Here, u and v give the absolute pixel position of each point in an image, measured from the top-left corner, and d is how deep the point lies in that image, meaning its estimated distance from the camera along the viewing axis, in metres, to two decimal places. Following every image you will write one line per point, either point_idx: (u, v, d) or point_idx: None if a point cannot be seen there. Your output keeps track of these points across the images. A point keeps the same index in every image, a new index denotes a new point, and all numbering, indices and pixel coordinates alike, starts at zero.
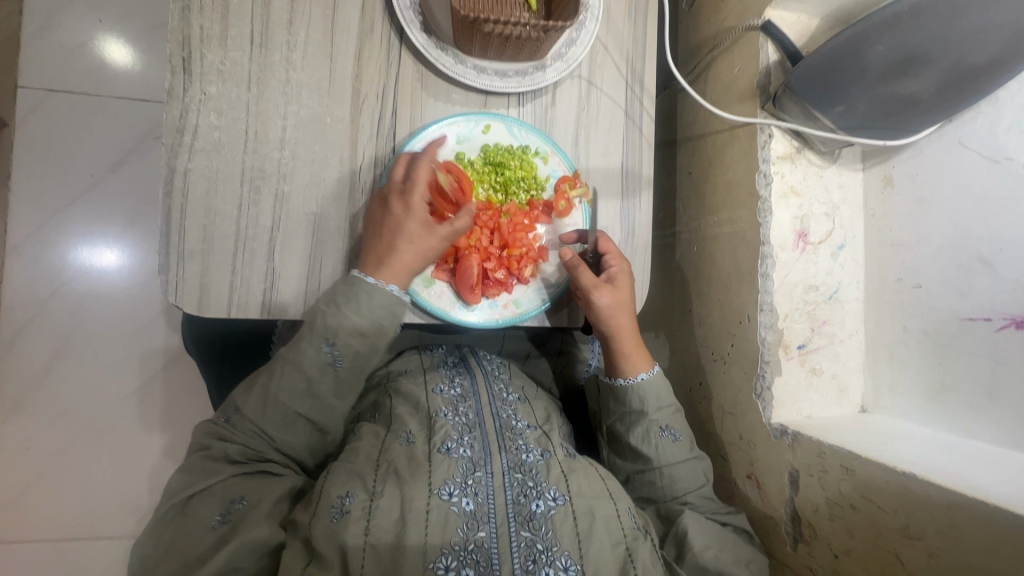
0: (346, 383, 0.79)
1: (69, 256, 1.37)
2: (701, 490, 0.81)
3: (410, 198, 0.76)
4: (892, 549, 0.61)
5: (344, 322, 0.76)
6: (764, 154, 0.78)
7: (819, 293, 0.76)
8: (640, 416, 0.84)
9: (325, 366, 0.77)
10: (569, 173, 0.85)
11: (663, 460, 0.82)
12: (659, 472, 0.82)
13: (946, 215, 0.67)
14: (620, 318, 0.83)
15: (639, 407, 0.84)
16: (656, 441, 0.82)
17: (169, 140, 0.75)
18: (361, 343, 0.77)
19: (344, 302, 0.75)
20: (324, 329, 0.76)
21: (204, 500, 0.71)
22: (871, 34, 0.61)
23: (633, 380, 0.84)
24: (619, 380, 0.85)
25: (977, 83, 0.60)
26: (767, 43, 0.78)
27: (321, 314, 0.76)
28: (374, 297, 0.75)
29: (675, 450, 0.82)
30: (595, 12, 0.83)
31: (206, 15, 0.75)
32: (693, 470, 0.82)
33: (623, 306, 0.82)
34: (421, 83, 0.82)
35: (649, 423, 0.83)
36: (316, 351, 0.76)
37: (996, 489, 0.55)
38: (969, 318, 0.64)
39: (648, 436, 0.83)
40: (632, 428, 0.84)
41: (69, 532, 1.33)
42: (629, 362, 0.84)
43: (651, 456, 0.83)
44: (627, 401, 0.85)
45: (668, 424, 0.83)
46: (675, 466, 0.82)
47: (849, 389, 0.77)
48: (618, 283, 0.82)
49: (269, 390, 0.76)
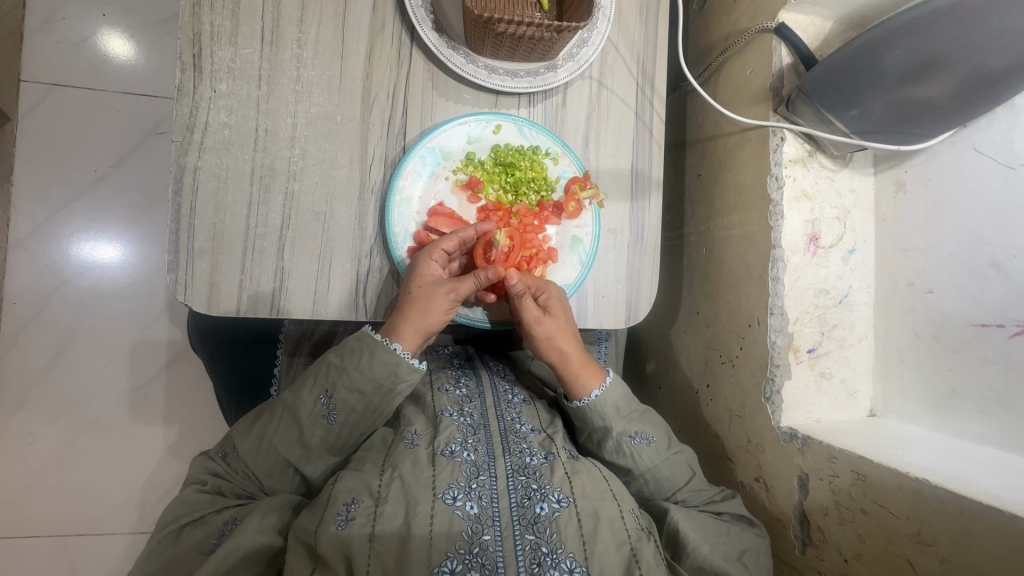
0: (339, 440, 0.80)
1: (71, 252, 1.36)
2: (690, 484, 0.82)
3: (419, 268, 0.76)
4: (903, 556, 0.61)
5: (348, 377, 0.78)
6: (776, 157, 0.78)
7: (829, 297, 0.76)
8: (605, 431, 0.83)
9: (319, 418, 0.78)
10: (580, 174, 0.84)
11: (641, 466, 0.81)
12: (642, 478, 0.82)
13: (960, 221, 0.67)
14: (561, 346, 0.81)
15: (601, 423, 0.82)
16: (629, 449, 0.82)
17: (179, 137, 0.74)
18: (359, 402, 0.78)
19: (349, 358, 0.78)
20: (327, 380, 0.79)
21: (196, 529, 0.74)
22: (888, 39, 0.61)
23: (586, 401, 0.82)
24: (574, 402, 0.83)
25: (995, 90, 0.60)
26: (781, 46, 0.78)
27: (330, 366, 0.79)
28: (376, 357, 0.77)
29: (650, 453, 0.82)
30: (607, 13, 0.83)
31: (216, 12, 0.75)
32: (675, 468, 0.82)
33: (562, 331, 0.81)
34: (432, 83, 0.82)
35: (617, 435, 0.82)
36: (314, 402, 0.78)
37: (1007, 496, 0.55)
38: (982, 324, 0.64)
39: (620, 447, 0.82)
40: (603, 443, 0.83)
41: (73, 528, 1.33)
42: (577, 384, 0.82)
43: (629, 466, 0.82)
44: (588, 419, 0.84)
45: (638, 430, 0.82)
46: (656, 468, 0.82)
47: (859, 393, 0.77)
48: (552, 310, 0.80)
49: (265, 432, 0.79)
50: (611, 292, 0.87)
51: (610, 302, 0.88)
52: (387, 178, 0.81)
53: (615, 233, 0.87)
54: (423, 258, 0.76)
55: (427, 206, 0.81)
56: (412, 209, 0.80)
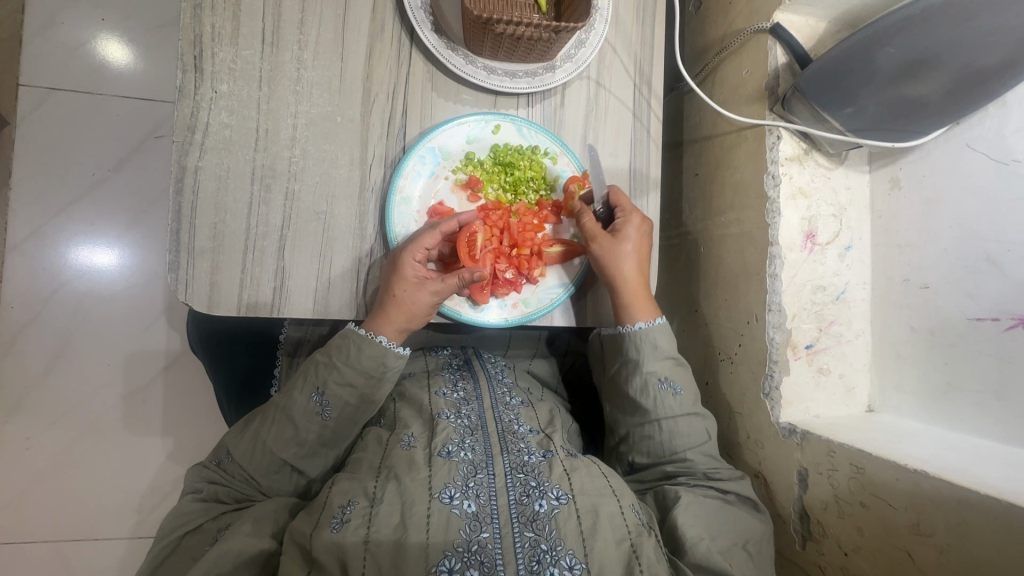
0: (334, 435, 0.81)
1: (69, 255, 1.36)
2: (702, 448, 0.83)
3: (401, 270, 0.76)
4: (902, 549, 0.62)
5: (338, 372, 0.79)
6: (772, 155, 0.79)
7: (827, 294, 0.77)
8: (636, 365, 0.84)
9: (314, 415, 0.79)
10: (578, 174, 0.85)
11: (660, 411, 0.83)
12: (658, 424, 0.83)
13: (954, 216, 0.68)
14: (619, 272, 0.82)
15: (635, 356, 0.84)
16: (655, 393, 0.83)
17: (180, 138, 0.74)
18: (352, 395, 0.80)
19: (337, 354, 0.79)
20: (317, 378, 0.80)
21: (194, 537, 0.74)
22: (882, 38, 0.62)
23: (633, 327, 0.84)
24: (620, 325, 0.85)
25: (986, 87, 0.61)
26: (776, 46, 0.79)
27: (319, 364, 0.80)
28: (364, 350, 0.79)
29: (673, 403, 0.83)
30: (604, 14, 0.84)
31: (217, 14, 0.76)
32: (693, 427, 0.83)
33: (622, 257, 0.82)
34: (432, 83, 0.83)
35: (647, 374, 0.84)
36: (306, 400, 0.79)
37: (1005, 486, 0.55)
38: (977, 318, 0.65)
39: (647, 387, 0.83)
40: (629, 380, 0.85)
41: (70, 531, 1.32)
42: (627, 312, 0.84)
43: (649, 408, 0.84)
44: (623, 349, 0.86)
45: (668, 377, 0.84)
46: (674, 421, 0.83)
47: (856, 389, 0.78)
48: (622, 235, 0.82)
49: (258, 435, 0.79)
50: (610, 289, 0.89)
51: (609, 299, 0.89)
52: (387, 178, 0.81)
53: None
54: (408, 258, 0.76)
55: (427, 206, 0.82)
56: (412, 208, 0.81)
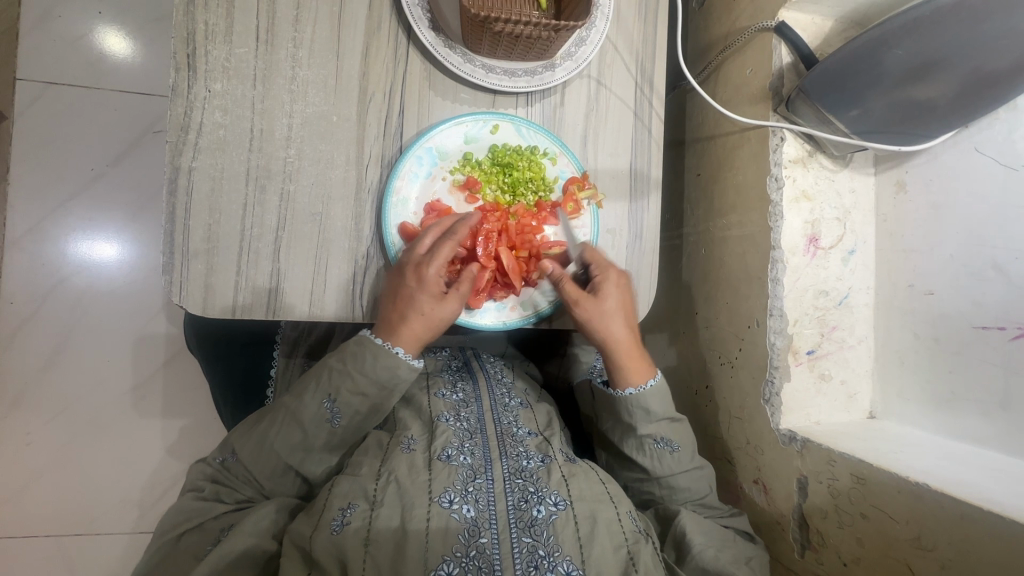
0: (342, 441, 0.80)
1: (67, 251, 1.36)
2: (701, 498, 0.81)
3: (421, 271, 0.75)
4: (903, 559, 0.61)
5: (351, 380, 0.78)
6: (776, 157, 0.77)
7: (829, 299, 0.76)
8: (631, 428, 0.82)
9: (323, 422, 0.78)
10: (578, 174, 0.84)
11: (660, 470, 0.81)
12: (659, 482, 0.82)
13: (960, 222, 0.66)
14: (607, 330, 0.80)
15: (630, 421, 0.82)
16: (652, 451, 0.81)
17: (173, 138, 0.73)
18: (363, 404, 0.79)
19: (352, 362, 0.78)
20: (330, 384, 0.78)
21: (193, 536, 0.74)
22: (889, 39, 0.60)
23: (638, 389, 0.80)
24: (624, 390, 0.81)
25: (997, 91, 0.59)
26: (781, 45, 0.77)
27: (332, 371, 0.79)
28: (379, 359, 0.77)
29: (672, 461, 0.81)
30: (605, 12, 0.82)
31: (211, 10, 0.74)
32: (695, 481, 0.81)
33: (608, 316, 0.80)
34: (429, 83, 0.81)
35: (641, 435, 0.82)
36: (316, 406, 0.78)
37: (1007, 502, 0.55)
38: (982, 327, 0.64)
39: (643, 447, 0.82)
40: (625, 438, 0.84)
41: (70, 526, 1.33)
42: (627, 373, 0.81)
43: (649, 467, 0.82)
44: (620, 414, 0.83)
45: (665, 436, 0.81)
46: (674, 477, 0.81)
47: (858, 395, 0.77)
48: (602, 293, 0.79)
49: (266, 436, 0.78)
50: None
51: None
52: (384, 179, 0.80)
53: (613, 233, 0.86)
54: (424, 262, 0.75)
55: (424, 206, 0.81)
56: (409, 210, 0.80)
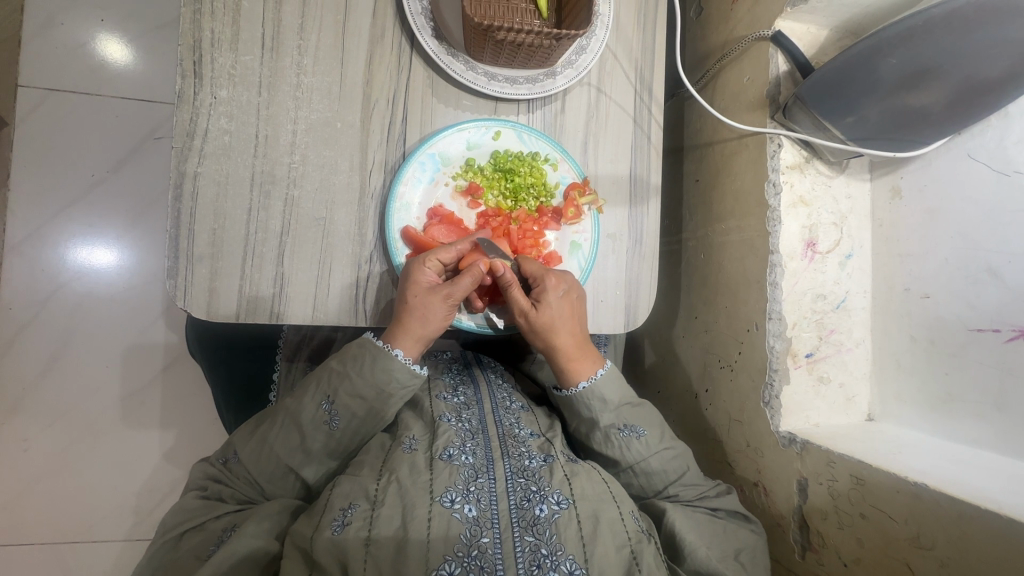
0: (341, 445, 0.80)
1: (67, 257, 1.36)
2: (683, 479, 0.82)
3: (414, 276, 0.76)
4: (903, 559, 0.62)
5: (349, 383, 0.78)
6: (774, 163, 0.78)
7: (827, 302, 0.77)
8: (592, 422, 0.83)
9: (321, 424, 0.78)
10: (579, 180, 0.85)
11: (630, 458, 0.81)
12: (632, 470, 0.82)
13: (955, 226, 0.67)
14: (553, 336, 0.81)
15: (589, 414, 0.82)
16: (618, 441, 0.82)
17: (179, 144, 0.74)
18: (361, 408, 0.79)
19: (351, 364, 0.79)
20: (329, 386, 0.79)
21: (194, 536, 0.73)
22: (884, 48, 0.62)
23: (581, 388, 0.82)
24: (572, 389, 0.83)
25: (989, 98, 0.60)
26: (778, 53, 0.79)
27: (332, 372, 0.79)
28: (378, 363, 0.78)
29: (641, 447, 0.81)
30: (605, 20, 0.84)
31: (217, 19, 0.75)
32: (667, 463, 0.81)
33: (551, 323, 0.80)
34: (432, 89, 0.82)
35: (605, 427, 0.82)
36: (316, 408, 0.78)
37: (1004, 499, 0.56)
38: (978, 329, 0.65)
39: (609, 439, 0.82)
40: (591, 435, 0.83)
41: (67, 534, 1.32)
42: (572, 372, 0.82)
43: (618, 457, 0.82)
44: (578, 409, 0.84)
45: (628, 422, 0.82)
46: (645, 462, 0.81)
47: (856, 398, 0.78)
48: (543, 304, 0.79)
49: (266, 438, 0.79)
50: (610, 296, 0.88)
51: (608, 308, 0.88)
52: (387, 184, 0.81)
53: (613, 238, 0.88)
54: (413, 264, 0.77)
55: (426, 210, 0.82)
56: (412, 215, 0.81)
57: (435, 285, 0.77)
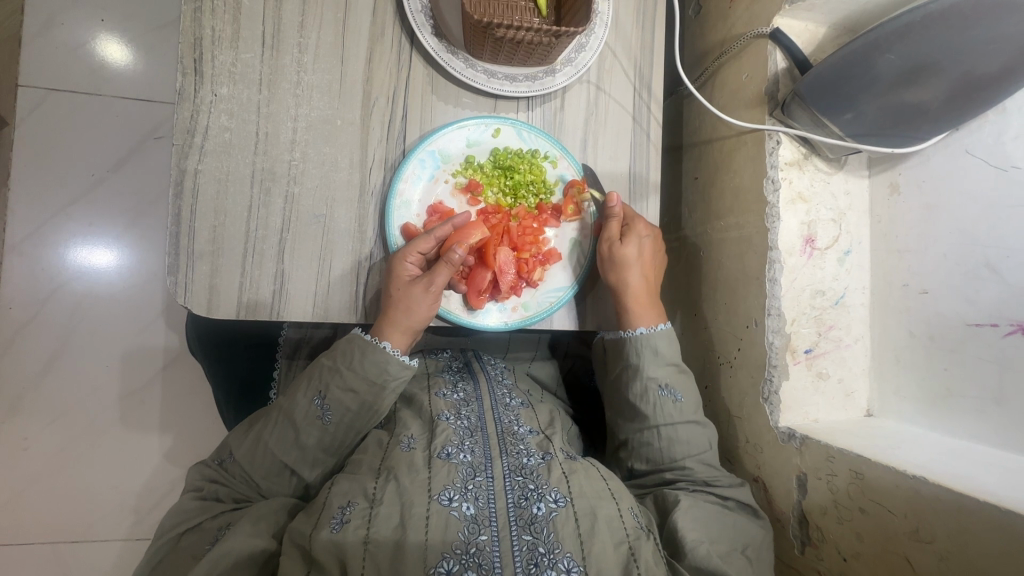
0: (336, 441, 0.80)
1: (67, 256, 1.36)
2: (701, 456, 0.82)
3: (394, 269, 0.77)
4: (902, 553, 0.62)
5: (340, 377, 0.79)
6: (773, 160, 0.79)
7: (826, 298, 0.77)
8: (636, 372, 0.85)
9: (314, 419, 0.79)
10: (579, 178, 0.85)
11: (661, 418, 0.83)
12: (658, 431, 0.83)
13: (953, 222, 0.68)
14: (628, 274, 0.83)
15: (635, 362, 0.85)
16: (655, 400, 0.83)
17: (180, 141, 0.74)
18: (353, 402, 0.79)
19: (341, 359, 0.79)
20: (321, 382, 0.79)
21: (192, 535, 0.74)
22: (882, 44, 0.62)
23: (644, 331, 0.84)
24: (640, 329, 0.84)
25: (986, 94, 0.61)
26: (776, 51, 0.79)
27: (323, 368, 0.80)
28: (367, 356, 0.79)
29: (674, 410, 0.83)
30: (605, 18, 0.84)
31: (218, 16, 0.76)
32: (693, 435, 0.82)
33: (631, 263, 0.83)
34: (432, 87, 0.83)
35: (647, 380, 0.84)
36: (308, 403, 0.79)
37: (1002, 493, 0.56)
38: (976, 324, 0.65)
39: (647, 394, 0.84)
40: (631, 385, 0.85)
41: (67, 533, 1.32)
42: (637, 313, 0.85)
43: (649, 414, 0.84)
44: (625, 356, 0.86)
45: (669, 384, 0.84)
46: (674, 428, 0.83)
47: (855, 394, 0.78)
48: (629, 240, 0.83)
49: (261, 436, 0.79)
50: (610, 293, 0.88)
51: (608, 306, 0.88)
52: (387, 181, 0.81)
53: None
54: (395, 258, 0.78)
55: (426, 207, 0.82)
56: (412, 212, 0.81)
57: (417, 278, 0.78)
